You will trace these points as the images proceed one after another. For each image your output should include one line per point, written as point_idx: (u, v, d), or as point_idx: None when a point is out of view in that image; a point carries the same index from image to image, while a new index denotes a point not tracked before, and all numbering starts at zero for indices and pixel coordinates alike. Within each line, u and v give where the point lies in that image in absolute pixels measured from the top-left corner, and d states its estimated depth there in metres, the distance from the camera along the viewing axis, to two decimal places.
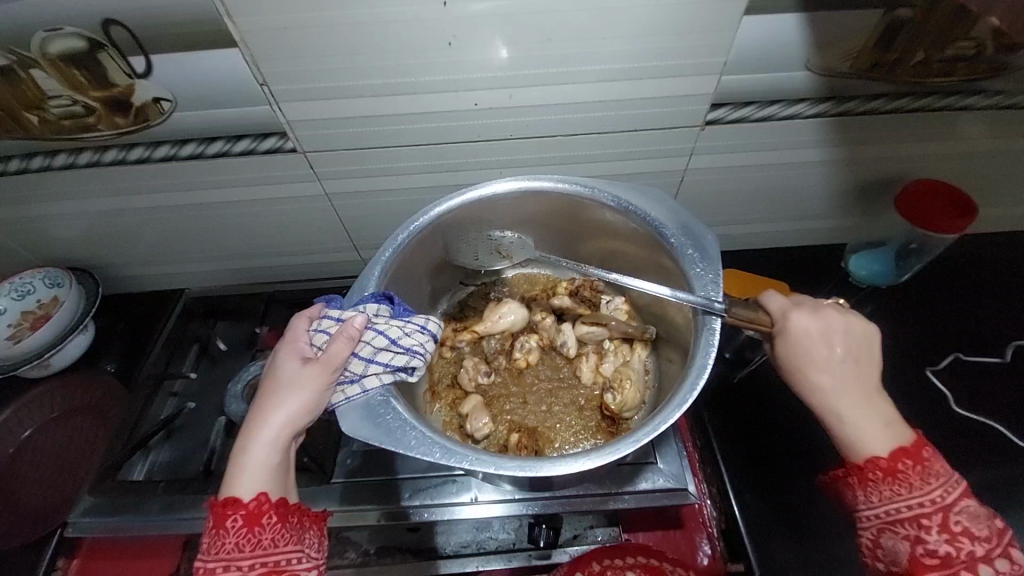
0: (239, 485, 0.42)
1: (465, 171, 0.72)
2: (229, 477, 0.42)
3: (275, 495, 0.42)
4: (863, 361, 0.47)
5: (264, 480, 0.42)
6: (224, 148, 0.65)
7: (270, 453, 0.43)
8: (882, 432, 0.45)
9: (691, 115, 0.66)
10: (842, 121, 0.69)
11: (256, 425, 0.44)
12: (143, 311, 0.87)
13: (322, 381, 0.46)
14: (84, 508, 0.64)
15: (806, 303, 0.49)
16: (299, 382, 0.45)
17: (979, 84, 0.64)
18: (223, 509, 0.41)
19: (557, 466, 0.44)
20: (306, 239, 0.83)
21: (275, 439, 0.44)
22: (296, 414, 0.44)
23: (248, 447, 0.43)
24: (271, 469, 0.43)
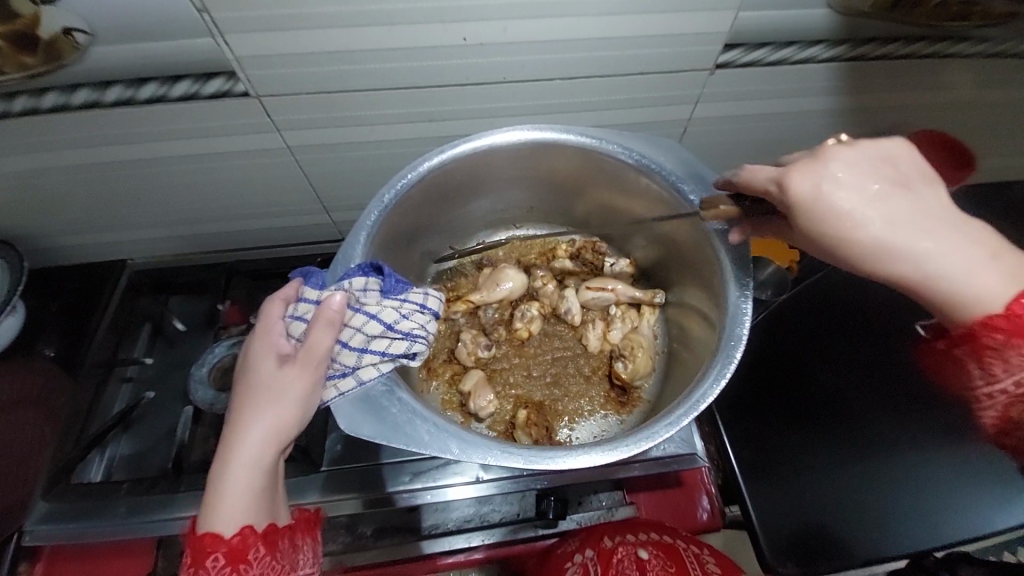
0: (220, 516, 0.38)
1: (451, 120, 0.64)
2: (212, 504, 0.38)
3: (260, 525, 0.39)
4: (916, 195, 0.41)
5: (257, 500, 0.38)
6: (159, 92, 0.54)
7: (261, 467, 0.39)
8: (987, 271, 0.40)
9: (702, 57, 0.59)
10: (854, 67, 0.63)
11: (234, 442, 0.39)
12: (78, 285, 0.75)
13: (305, 380, 0.40)
14: (39, 516, 0.57)
15: (805, 162, 0.42)
16: (280, 384, 0.39)
17: (986, 30, 0.58)
18: (202, 546, 0.37)
19: (585, 457, 0.40)
20: (268, 200, 0.73)
21: (262, 454, 0.39)
22: (280, 423, 0.39)
23: (230, 467, 0.38)
24: (257, 493, 0.39)
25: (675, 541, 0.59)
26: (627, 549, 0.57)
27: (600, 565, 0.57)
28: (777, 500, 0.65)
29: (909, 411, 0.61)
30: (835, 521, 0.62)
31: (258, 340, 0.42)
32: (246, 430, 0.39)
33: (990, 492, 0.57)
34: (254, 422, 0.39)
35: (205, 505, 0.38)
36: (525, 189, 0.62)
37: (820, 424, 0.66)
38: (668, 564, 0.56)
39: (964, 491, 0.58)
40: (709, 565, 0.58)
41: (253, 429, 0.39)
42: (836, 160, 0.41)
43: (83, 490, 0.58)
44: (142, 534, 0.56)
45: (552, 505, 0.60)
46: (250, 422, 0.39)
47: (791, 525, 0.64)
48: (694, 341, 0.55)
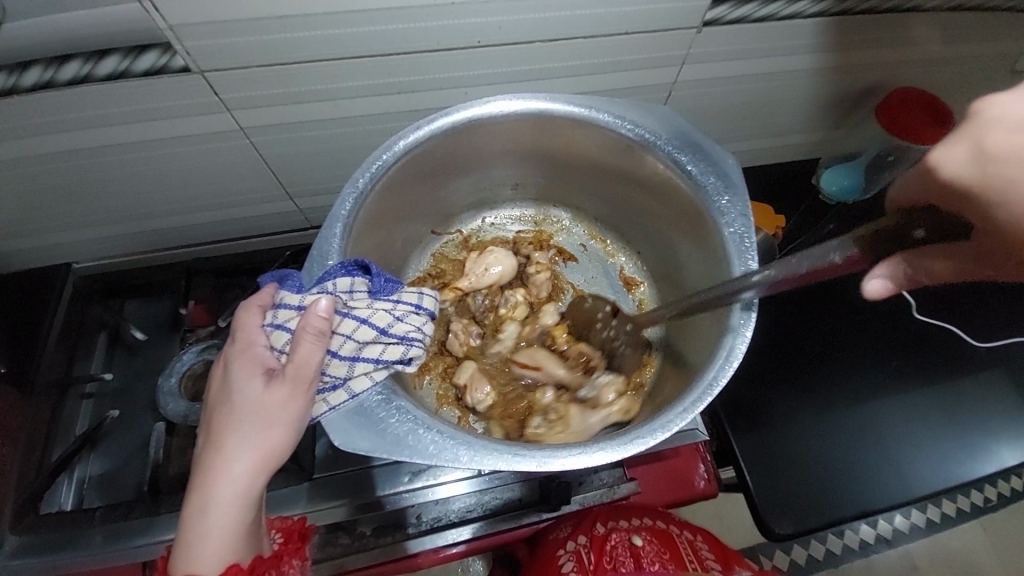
0: (202, 555, 0.35)
1: (423, 92, 0.58)
2: (184, 548, 0.35)
3: (247, 561, 0.37)
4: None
5: (232, 545, 0.36)
6: (83, 71, 0.47)
7: (243, 509, 0.36)
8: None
9: (689, 12, 0.54)
10: (841, 21, 0.60)
11: (218, 471, 0.36)
12: (13, 294, 0.66)
13: (295, 399, 0.37)
14: (11, 550, 0.52)
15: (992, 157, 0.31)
16: (267, 407, 0.36)
17: None
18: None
19: (608, 453, 0.39)
20: (225, 189, 0.66)
21: (244, 490, 0.36)
22: (268, 451, 0.36)
23: (206, 505, 0.35)
24: (242, 529, 0.36)
25: (668, 527, 0.63)
26: (621, 536, 0.61)
27: (594, 552, 0.61)
28: (774, 476, 0.62)
29: (877, 363, 0.68)
30: (826, 486, 0.62)
31: (241, 353, 0.39)
32: (232, 459, 0.36)
33: (945, 432, 0.65)
34: (239, 451, 0.36)
35: (183, 542, 0.35)
36: (512, 165, 0.58)
37: (812, 390, 0.66)
38: (662, 551, 0.60)
39: (927, 430, 0.65)
40: (701, 551, 0.62)
41: (238, 459, 0.36)
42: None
43: (53, 521, 0.54)
44: (123, 561, 0.52)
45: (555, 489, 0.59)
46: (235, 449, 0.36)
47: (784, 497, 0.61)
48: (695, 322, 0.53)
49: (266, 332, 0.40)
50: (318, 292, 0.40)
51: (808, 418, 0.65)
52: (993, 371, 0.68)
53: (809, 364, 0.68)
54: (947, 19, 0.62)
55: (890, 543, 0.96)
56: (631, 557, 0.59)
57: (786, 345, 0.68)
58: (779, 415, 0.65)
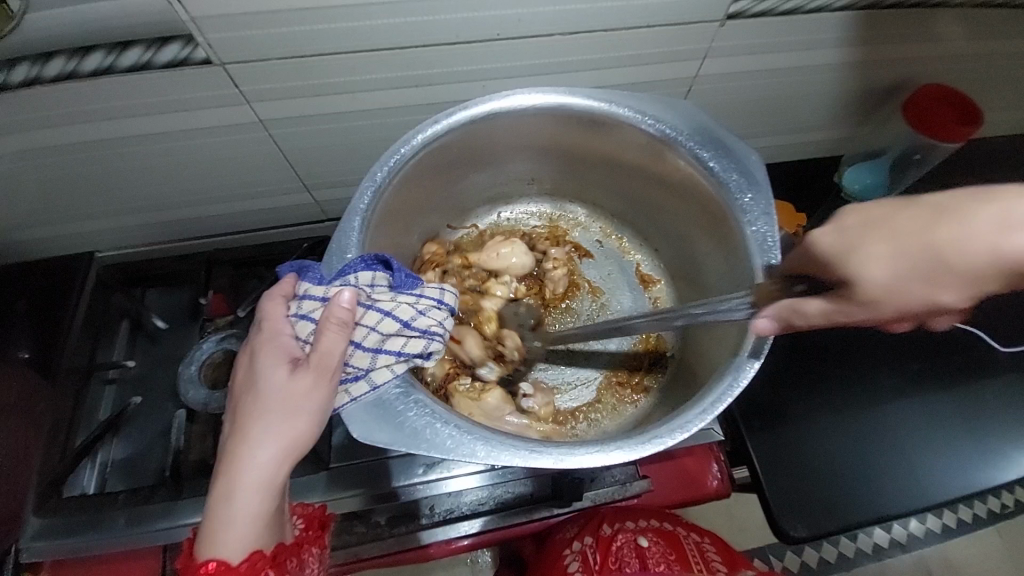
0: (226, 542, 0.36)
1: (441, 86, 0.58)
2: (208, 533, 0.36)
3: (268, 548, 0.38)
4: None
5: (254, 533, 0.36)
6: (108, 62, 0.47)
7: (264, 498, 0.36)
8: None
9: (712, 5, 0.53)
10: (870, 15, 0.58)
11: (244, 458, 0.36)
12: (39, 281, 0.68)
13: (319, 389, 0.37)
14: (33, 532, 0.54)
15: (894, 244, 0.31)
16: (292, 396, 0.37)
17: None
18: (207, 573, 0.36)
19: (623, 451, 0.39)
20: (244, 181, 0.67)
21: (267, 478, 0.36)
22: (292, 440, 0.37)
23: (230, 493, 0.36)
24: (265, 516, 0.37)
25: (675, 529, 0.63)
26: (627, 537, 0.61)
27: (600, 552, 0.60)
28: (790, 477, 0.61)
29: (898, 364, 0.67)
30: (842, 489, 0.61)
31: (266, 342, 0.39)
32: (258, 446, 0.36)
33: (967, 438, 0.64)
34: (264, 439, 0.36)
35: (208, 527, 0.36)
36: (530, 159, 0.58)
37: (831, 391, 0.65)
38: (668, 551, 0.60)
39: (948, 434, 0.64)
40: (709, 554, 0.61)
41: (263, 446, 0.36)
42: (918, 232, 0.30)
43: (76, 503, 0.55)
44: (144, 543, 0.54)
45: (568, 486, 0.59)
46: (261, 437, 0.36)
47: (799, 497, 0.61)
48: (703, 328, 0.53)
49: (291, 321, 0.40)
50: (340, 284, 0.40)
51: (826, 419, 0.64)
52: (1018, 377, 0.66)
53: (830, 365, 0.67)
54: (981, 13, 0.60)
55: (904, 547, 0.94)
56: (637, 557, 0.59)
57: (805, 345, 0.67)
58: (797, 416, 0.64)
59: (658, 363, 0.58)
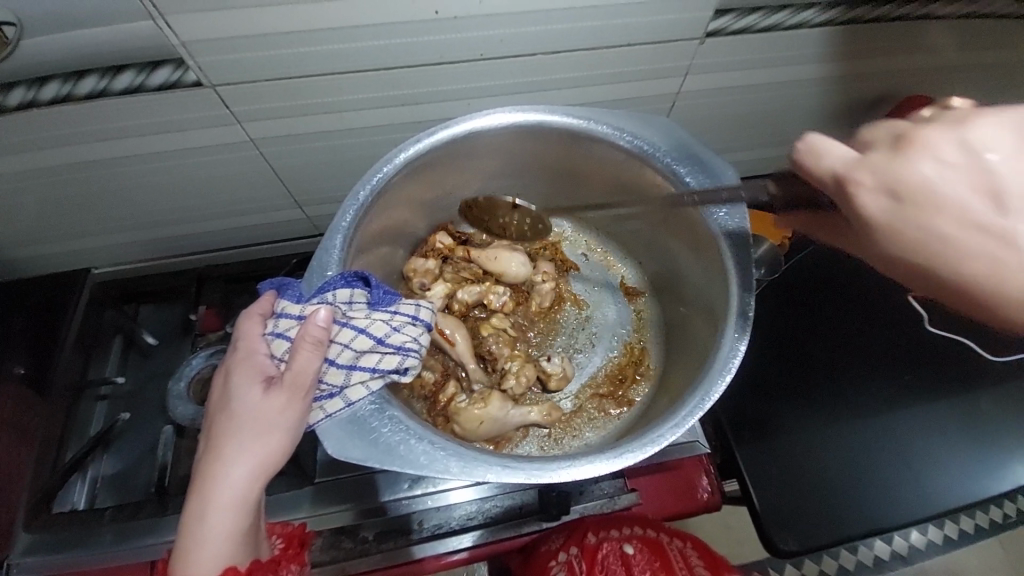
0: (199, 560, 0.36)
1: (428, 104, 0.59)
2: (180, 550, 0.36)
3: (241, 566, 0.38)
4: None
5: (228, 550, 0.37)
6: (100, 86, 0.49)
7: (236, 516, 0.37)
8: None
9: (690, 23, 0.55)
10: (848, 30, 0.59)
11: (217, 476, 0.37)
12: (33, 298, 0.69)
13: (292, 406, 0.38)
14: (23, 547, 0.55)
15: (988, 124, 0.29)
16: (265, 413, 0.37)
17: None
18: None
19: (599, 463, 0.39)
20: (236, 198, 0.68)
21: (241, 495, 0.37)
22: (266, 457, 0.37)
23: (204, 511, 0.36)
24: (237, 533, 0.37)
25: (659, 536, 0.62)
26: (612, 545, 0.60)
27: (586, 561, 0.59)
28: (779, 489, 0.61)
29: (886, 373, 0.67)
30: (831, 501, 0.61)
31: (241, 361, 0.40)
32: (231, 464, 0.37)
33: (958, 447, 0.64)
34: (237, 456, 0.37)
35: (183, 545, 0.36)
36: (513, 175, 0.59)
37: (819, 400, 0.65)
38: (653, 560, 0.58)
39: (938, 444, 0.64)
40: (693, 560, 0.60)
41: (237, 464, 0.37)
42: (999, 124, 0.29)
43: (63, 520, 0.55)
44: (130, 559, 0.54)
45: (555, 500, 0.58)
46: (234, 454, 0.37)
47: (787, 508, 0.60)
48: (693, 342, 0.54)
49: (267, 340, 0.41)
50: (317, 302, 0.41)
51: (814, 429, 0.64)
52: (1009, 385, 0.66)
53: (819, 374, 0.67)
54: (958, 27, 0.61)
55: (903, 559, 0.93)
56: (623, 567, 0.58)
57: (793, 354, 0.68)
58: (785, 428, 0.64)
59: (639, 376, 0.58)
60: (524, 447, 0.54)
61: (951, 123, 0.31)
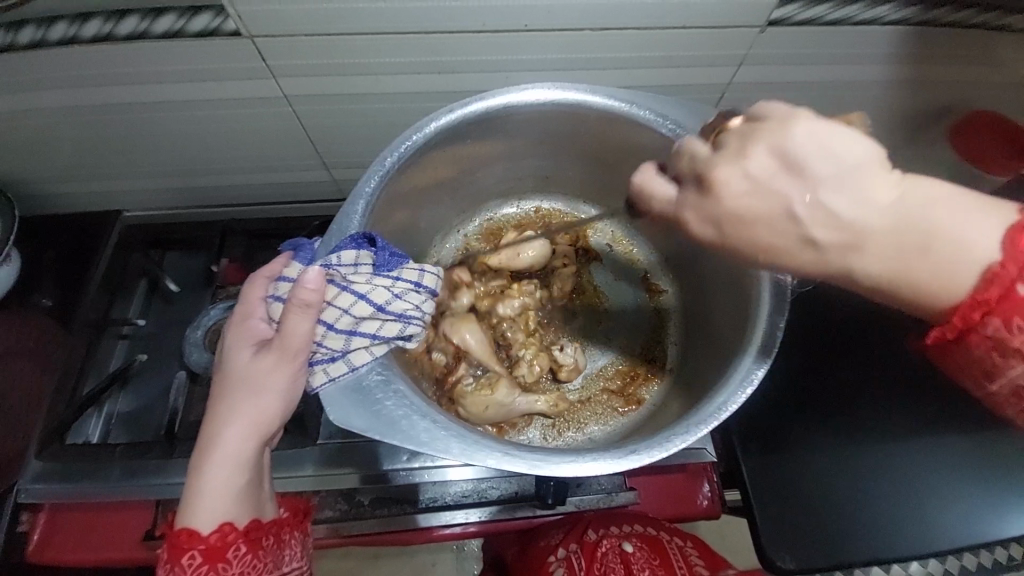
0: (198, 514, 0.37)
1: (464, 74, 0.57)
2: (184, 505, 0.37)
3: (241, 523, 0.38)
4: (832, 183, 0.32)
5: (226, 507, 0.38)
6: (141, 28, 0.49)
7: (234, 473, 0.38)
8: (887, 259, 0.33)
9: (752, 10, 0.51)
10: (923, 32, 0.54)
11: (215, 433, 0.38)
12: (70, 237, 0.71)
13: (286, 368, 0.39)
14: (33, 474, 0.57)
15: (755, 143, 0.34)
16: (259, 374, 0.38)
17: None
18: (179, 543, 0.37)
19: (596, 462, 0.38)
20: (265, 154, 0.68)
21: (238, 454, 0.38)
22: (262, 417, 0.39)
23: (203, 466, 0.38)
24: (233, 490, 0.38)
25: (658, 533, 0.60)
26: (611, 543, 0.58)
27: (585, 559, 0.58)
28: (785, 508, 0.59)
29: (912, 408, 0.63)
30: (836, 526, 0.59)
31: (238, 324, 0.41)
32: (227, 422, 0.38)
33: (984, 487, 0.60)
34: (234, 416, 0.38)
35: (185, 498, 0.38)
36: (543, 155, 0.57)
37: (837, 423, 0.63)
38: (653, 557, 0.57)
39: (963, 483, 0.61)
40: (692, 559, 0.58)
41: (232, 423, 0.38)
42: (766, 144, 0.33)
43: (78, 451, 0.57)
44: (138, 496, 0.56)
45: (552, 490, 0.58)
46: (230, 413, 0.38)
47: (790, 530, 0.59)
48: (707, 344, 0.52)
49: (266, 304, 0.41)
50: (322, 262, 0.41)
51: (827, 450, 0.61)
52: None
53: (841, 395, 0.64)
54: None
55: None
56: (622, 564, 0.56)
57: (816, 372, 0.65)
58: (796, 447, 0.62)
59: (651, 375, 0.57)
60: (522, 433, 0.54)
61: (729, 154, 0.35)
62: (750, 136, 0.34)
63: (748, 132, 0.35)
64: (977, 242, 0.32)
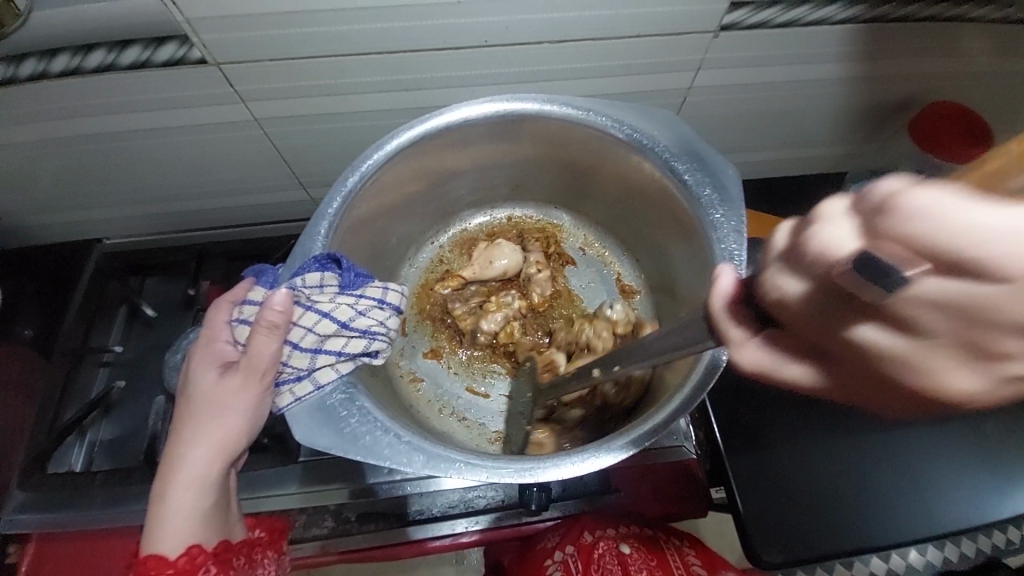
0: (165, 536, 0.39)
1: (430, 90, 0.59)
2: (152, 528, 0.39)
3: (207, 543, 0.40)
4: None
5: (193, 529, 0.40)
6: (108, 60, 0.50)
7: (199, 496, 0.40)
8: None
9: (704, 16, 0.53)
10: (871, 30, 0.56)
11: (179, 456, 0.40)
12: (50, 267, 0.71)
13: (247, 390, 0.40)
14: (16, 505, 0.56)
15: (918, 310, 0.19)
16: (221, 397, 0.40)
17: None
18: (147, 566, 0.39)
19: (561, 467, 0.39)
20: (239, 176, 0.69)
21: (202, 477, 0.40)
22: (226, 440, 0.40)
23: (169, 489, 0.39)
24: (198, 511, 0.40)
25: (653, 532, 0.64)
26: (608, 544, 0.61)
27: (581, 561, 0.61)
28: (768, 503, 0.60)
29: None
30: (820, 516, 0.59)
31: (204, 346, 0.42)
32: (190, 446, 0.39)
33: (961, 472, 0.61)
34: (196, 439, 0.40)
35: (151, 523, 0.39)
36: (511, 165, 0.58)
37: (814, 414, 0.63)
38: (650, 558, 0.60)
39: (942, 468, 0.62)
40: (686, 557, 0.62)
41: (196, 447, 0.40)
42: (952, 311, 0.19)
43: (58, 480, 0.57)
44: (121, 523, 0.56)
45: (535, 496, 0.58)
46: (194, 436, 0.40)
47: (775, 524, 0.59)
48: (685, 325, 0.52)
49: (232, 327, 0.43)
50: (287, 284, 0.42)
51: (807, 442, 0.62)
52: None
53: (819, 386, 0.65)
54: (996, 29, 0.58)
55: None
56: (619, 565, 0.60)
57: None
58: (778, 441, 0.62)
59: None
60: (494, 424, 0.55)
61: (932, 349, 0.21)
62: (950, 308, 0.19)
63: (930, 300, 0.19)
64: None
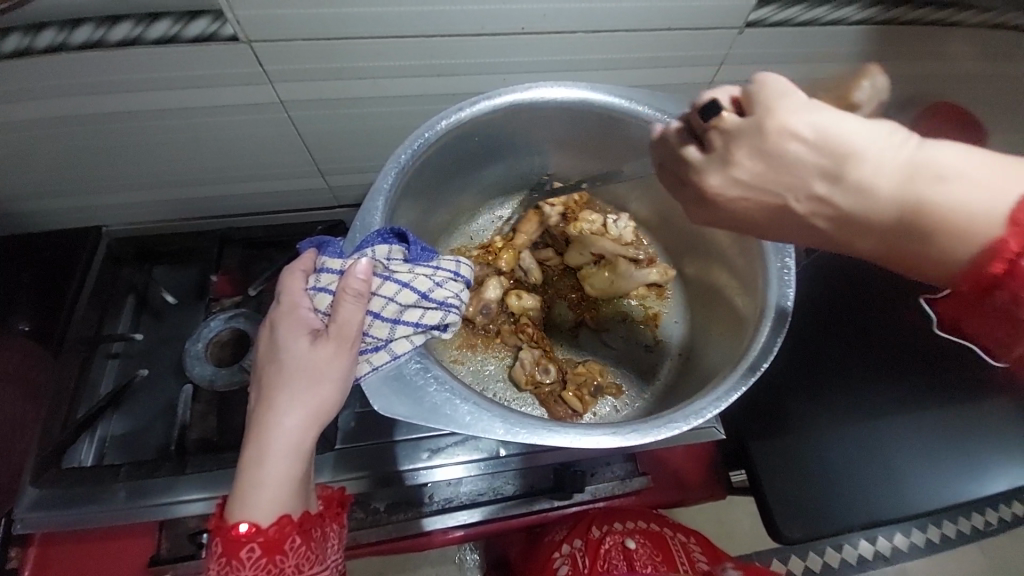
0: (258, 504, 0.37)
1: (463, 76, 0.59)
2: (239, 499, 0.37)
3: (295, 514, 0.38)
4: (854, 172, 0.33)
5: (283, 502, 0.37)
6: (135, 33, 0.48)
7: (294, 464, 0.38)
8: (950, 243, 0.32)
9: (733, 12, 0.54)
10: (885, 31, 0.59)
11: (272, 425, 0.38)
12: (49, 253, 0.67)
13: (340, 358, 0.38)
14: (29, 503, 0.53)
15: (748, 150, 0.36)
16: (314, 364, 0.38)
17: None
18: (236, 536, 0.36)
19: (643, 436, 0.41)
20: (258, 161, 0.67)
21: (293, 446, 0.38)
22: (317, 407, 0.38)
23: (262, 459, 0.37)
24: (294, 481, 0.38)
25: (662, 529, 0.64)
26: (615, 539, 0.61)
27: (588, 555, 0.60)
28: (793, 481, 0.62)
29: (906, 375, 0.65)
30: (842, 495, 0.61)
31: (285, 315, 0.40)
32: (283, 413, 0.38)
33: (986, 451, 0.63)
34: (289, 407, 0.38)
35: (236, 493, 0.37)
36: (546, 152, 0.59)
37: (841, 396, 0.65)
38: (654, 552, 0.60)
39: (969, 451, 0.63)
40: (694, 552, 0.63)
41: (287, 415, 0.38)
42: (717, 175, 0.38)
43: (74, 476, 0.54)
44: (144, 517, 0.53)
45: (570, 478, 0.60)
46: (287, 404, 0.38)
47: (794, 499, 0.61)
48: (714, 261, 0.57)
49: (309, 295, 0.41)
50: (357, 257, 0.41)
51: (827, 422, 0.64)
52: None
53: (834, 362, 0.66)
54: (999, 33, 0.61)
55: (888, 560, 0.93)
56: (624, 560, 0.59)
57: (820, 351, 0.67)
58: (800, 420, 0.64)
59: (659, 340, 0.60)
60: (534, 409, 0.54)
61: (719, 158, 0.38)
62: (738, 139, 0.37)
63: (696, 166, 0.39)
64: (986, 213, 0.31)
